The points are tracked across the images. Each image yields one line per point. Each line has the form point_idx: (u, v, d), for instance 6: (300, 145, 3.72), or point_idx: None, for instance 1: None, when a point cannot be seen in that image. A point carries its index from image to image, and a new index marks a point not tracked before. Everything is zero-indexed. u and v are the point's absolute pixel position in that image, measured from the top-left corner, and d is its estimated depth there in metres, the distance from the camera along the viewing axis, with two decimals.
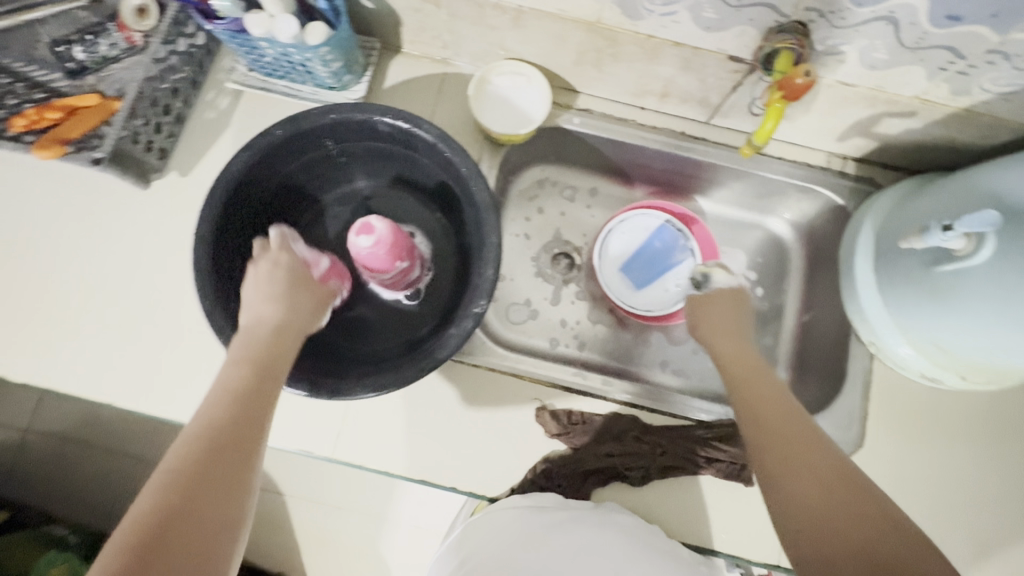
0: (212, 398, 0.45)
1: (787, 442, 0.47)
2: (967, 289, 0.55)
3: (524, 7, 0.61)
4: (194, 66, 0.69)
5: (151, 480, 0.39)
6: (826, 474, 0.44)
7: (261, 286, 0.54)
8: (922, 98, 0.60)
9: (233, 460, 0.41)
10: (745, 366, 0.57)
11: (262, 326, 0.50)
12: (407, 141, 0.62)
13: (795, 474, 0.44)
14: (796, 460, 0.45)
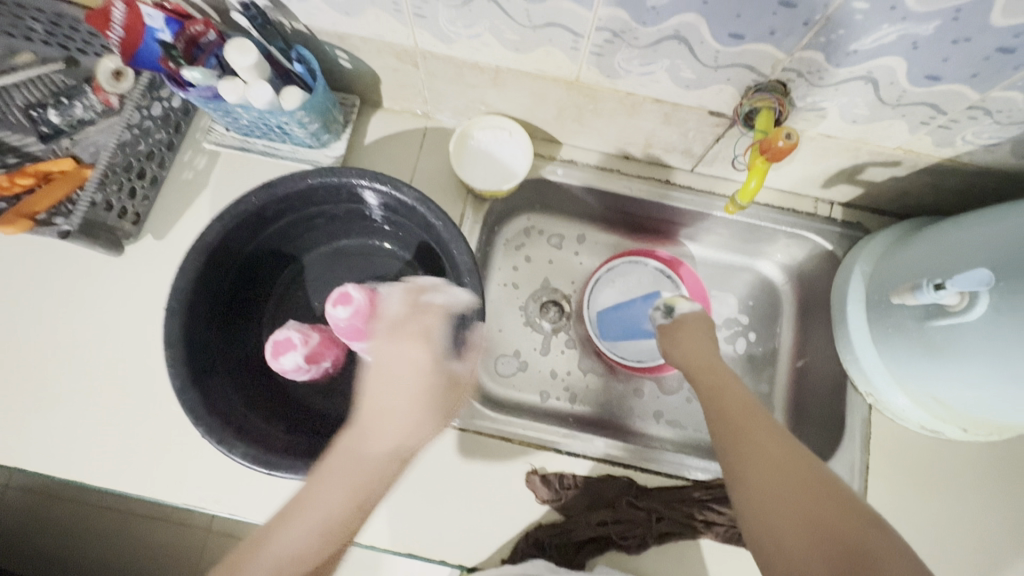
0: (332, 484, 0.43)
1: (760, 456, 0.44)
2: (965, 344, 0.53)
3: (502, 67, 0.61)
4: (170, 129, 0.68)
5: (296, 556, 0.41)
6: (802, 488, 0.41)
7: (410, 390, 0.47)
8: (905, 149, 0.59)
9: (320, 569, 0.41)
10: (716, 376, 0.55)
11: (383, 451, 0.45)
12: (385, 202, 0.61)
13: (770, 492, 0.42)
14: (768, 472, 0.43)
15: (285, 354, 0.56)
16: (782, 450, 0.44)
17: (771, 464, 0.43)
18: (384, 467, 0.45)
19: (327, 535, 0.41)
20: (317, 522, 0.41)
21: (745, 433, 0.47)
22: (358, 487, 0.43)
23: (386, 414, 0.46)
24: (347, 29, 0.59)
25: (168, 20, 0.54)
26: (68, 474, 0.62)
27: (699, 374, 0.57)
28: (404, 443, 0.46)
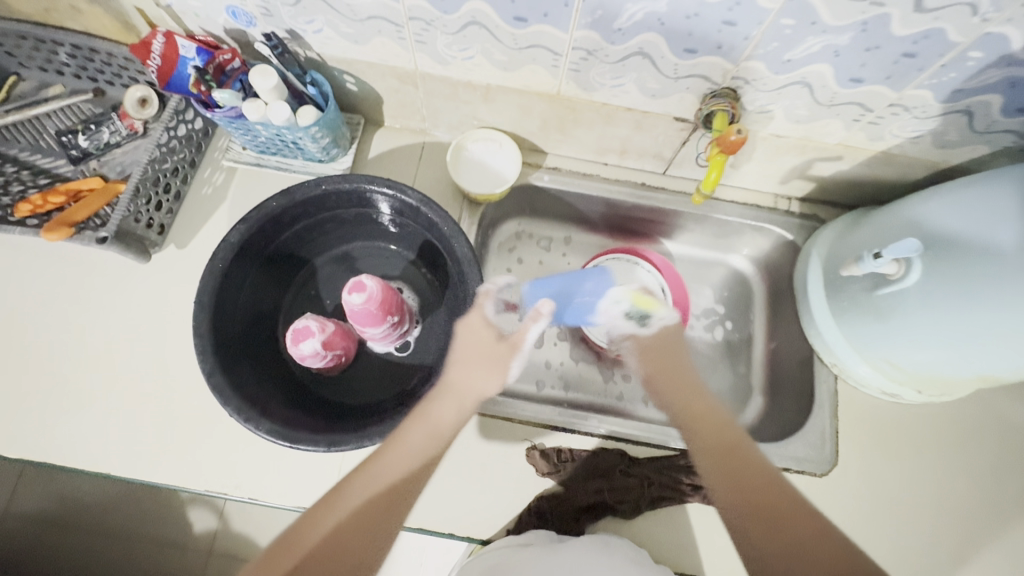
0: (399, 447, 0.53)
1: (751, 485, 0.50)
2: (907, 307, 0.62)
3: (492, 84, 0.69)
4: (192, 148, 0.75)
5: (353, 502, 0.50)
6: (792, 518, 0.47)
7: (482, 350, 0.62)
8: (845, 144, 0.69)
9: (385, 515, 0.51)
10: (688, 393, 0.60)
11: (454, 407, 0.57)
12: (392, 206, 0.68)
13: (764, 528, 0.47)
14: (760, 504, 0.48)
15: (304, 341, 0.61)
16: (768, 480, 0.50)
17: (762, 492, 0.49)
18: (451, 425, 0.57)
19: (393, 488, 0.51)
20: (401, 470, 0.52)
21: (739, 461, 0.52)
22: (418, 455, 0.53)
23: (469, 367, 0.60)
24: (355, 55, 0.68)
25: (199, 51, 0.63)
26: (98, 467, 0.66)
27: (675, 389, 0.61)
28: (474, 389, 0.60)
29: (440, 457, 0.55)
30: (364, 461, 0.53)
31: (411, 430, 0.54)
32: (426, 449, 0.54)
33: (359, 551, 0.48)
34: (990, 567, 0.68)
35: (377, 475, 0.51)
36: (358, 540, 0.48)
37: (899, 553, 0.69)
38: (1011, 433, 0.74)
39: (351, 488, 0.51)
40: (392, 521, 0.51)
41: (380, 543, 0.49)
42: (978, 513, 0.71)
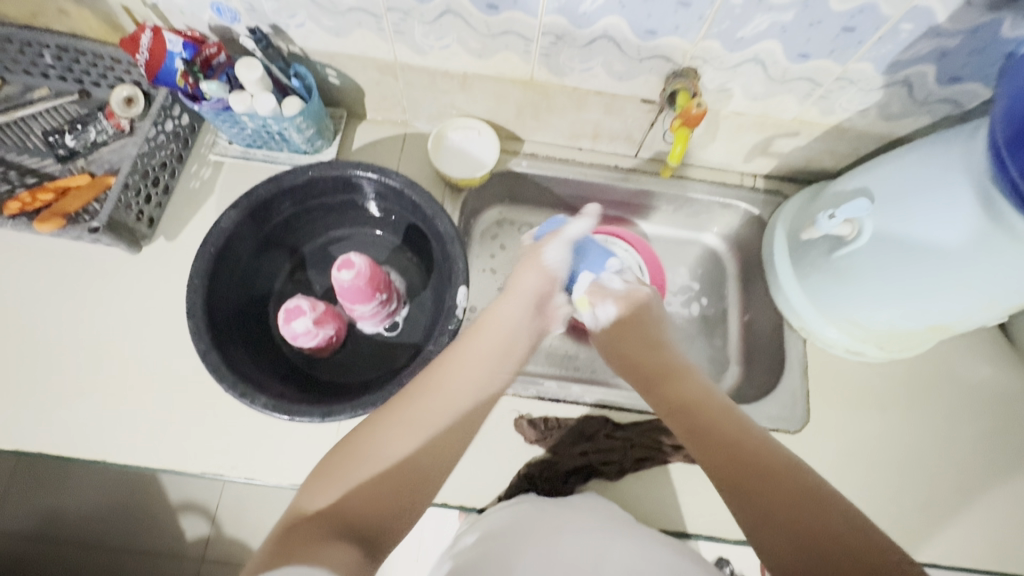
0: (467, 367, 0.55)
1: (748, 466, 0.47)
2: (862, 265, 0.67)
3: (469, 72, 0.73)
4: (179, 143, 0.77)
5: (411, 423, 0.50)
6: (792, 492, 0.44)
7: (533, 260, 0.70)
8: (800, 119, 0.74)
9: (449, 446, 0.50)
10: (667, 375, 0.58)
11: (513, 316, 0.63)
12: (377, 190, 0.71)
13: (748, 501, 0.45)
14: (759, 483, 0.45)
15: (296, 319, 0.64)
16: (765, 452, 0.47)
17: (759, 471, 0.46)
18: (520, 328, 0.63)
19: (455, 409, 0.52)
20: (474, 378, 0.55)
21: (727, 442, 0.49)
22: (484, 373, 0.56)
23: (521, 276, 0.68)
24: (337, 48, 0.71)
25: (185, 45, 0.66)
26: (94, 452, 0.67)
27: (639, 367, 0.62)
28: (534, 289, 0.67)
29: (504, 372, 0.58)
30: (432, 369, 0.55)
31: (480, 337, 0.59)
32: (492, 354, 0.58)
33: (428, 459, 0.49)
34: (954, 512, 0.73)
35: (446, 380, 0.54)
36: (432, 445, 0.49)
37: (869, 501, 0.73)
38: (968, 386, 0.79)
39: (421, 396, 0.52)
40: (465, 429, 0.52)
41: (456, 450, 0.51)
42: (940, 461, 0.75)
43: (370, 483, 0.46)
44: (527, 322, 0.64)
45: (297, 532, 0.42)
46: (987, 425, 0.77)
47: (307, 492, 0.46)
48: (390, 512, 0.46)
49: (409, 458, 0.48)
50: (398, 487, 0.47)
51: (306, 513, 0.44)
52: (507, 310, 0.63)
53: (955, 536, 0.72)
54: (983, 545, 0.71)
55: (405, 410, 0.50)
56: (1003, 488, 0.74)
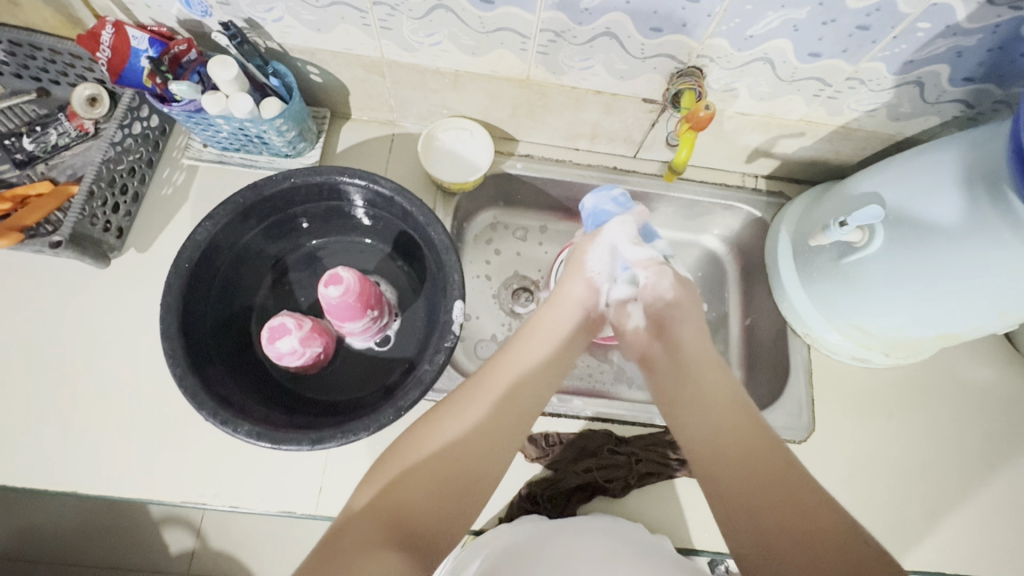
0: (522, 362, 0.58)
1: (755, 480, 0.47)
2: (872, 271, 0.64)
3: (461, 71, 0.69)
4: (149, 147, 0.72)
5: (463, 416, 0.52)
6: (771, 479, 0.47)
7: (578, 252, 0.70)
8: (806, 120, 0.71)
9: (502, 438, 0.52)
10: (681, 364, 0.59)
11: (574, 308, 0.66)
12: (365, 197, 0.66)
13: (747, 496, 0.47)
14: (739, 466, 0.48)
15: (281, 339, 0.60)
16: (770, 460, 0.48)
17: (749, 456, 0.49)
18: (568, 330, 0.64)
19: (505, 400, 0.54)
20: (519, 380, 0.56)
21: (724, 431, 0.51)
22: (538, 363, 0.59)
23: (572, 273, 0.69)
24: (319, 45, 0.66)
25: (152, 42, 0.61)
26: (64, 484, 0.62)
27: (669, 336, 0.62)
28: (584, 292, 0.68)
29: (542, 382, 0.58)
30: (474, 379, 0.56)
31: (529, 338, 0.61)
32: (536, 361, 0.59)
33: (474, 455, 0.50)
34: (959, 519, 0.72)
35: (492, 381, 0.55)
36: (475, 446, 0.50)
37: (878, 510, 0.72)
38: (972, 389, 0.78)
39: (472, 395, 0.53)
40: (507, 434, 0.52)
41: (499, 449, 0.51)
42: (947, 467, 0.74)
43: (416, 482, 0.47)
44: (573, 327, 0.65)
45: (348, 532, 0.44)
46: (992, 429, 0.76)
47: (361, 489, 0.48)
48: (440, 515, 0.46)
49: (453, 464, 0.49)
50: (444, 491, 0.47)
51: (355, 509, 0.46)
52: (554, 314, 0.65)
53: (965, 544, 0.70)
54: (991, 553, 0.70)
55: (451, 408, 0.52)
56: (1010, 493, 0.73)
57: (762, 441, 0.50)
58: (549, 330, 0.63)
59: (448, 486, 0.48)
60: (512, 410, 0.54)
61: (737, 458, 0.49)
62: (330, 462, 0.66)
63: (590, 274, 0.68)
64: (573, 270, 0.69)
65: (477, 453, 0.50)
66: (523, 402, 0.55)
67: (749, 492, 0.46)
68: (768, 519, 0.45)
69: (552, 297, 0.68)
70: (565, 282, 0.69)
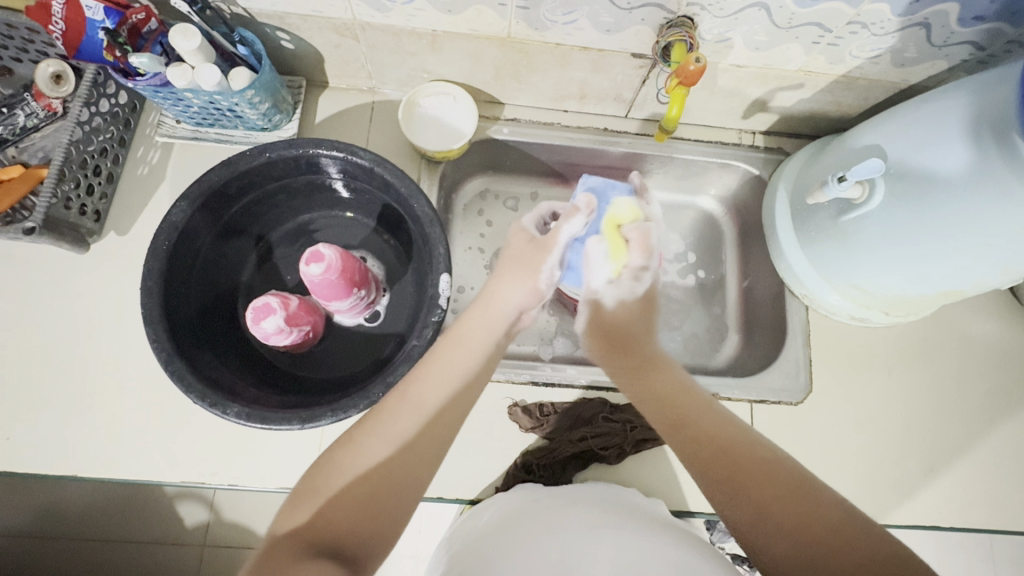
0: (443, 374, 0.54)
1: (764, 500, 0.45)
2: (871, 229, 0.62)
3: (438, 31, 0.65)
4: (119, 125, 0.69)
5: (383, 431, 0.49)
6: (791, 494, 0.45)
7: (520, 253, 0.64)
8: (806, 70, 0.68)
9: (417, 463, 0.49)
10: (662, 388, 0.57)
11: (498, 302, 0.61)
12: (343, 168, 0.64)
13: (734, 493, 0.47)
14: (737, 483, 0.47)
15: (265, 319, 0.58)
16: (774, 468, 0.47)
17: (757, 480, 0.46)
18: (495, 340, 0.60)
19: (430, 411, 0.51)
20: (444, 392, 0.52)
21: (705, 445, 0.50)
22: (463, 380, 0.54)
23: (503, 275, 0.63)
24: (286, 8, 0.62)
25: (108, 12, 0.58)
26: (66, 468, 0.63)
27: (629, 354, 0.63)
28: (518, 300, 0.62)
29: (469, 391, 0.54)
30: (398, 391, 0.52)
31: (455, 347, 0.56)
32: (457, 371, 0.54)
33: (402, 469, 0.48)
34: (955, 474, 0.72)
35: (420, 394, 0.52)
36: (400, 463, 0.48)
37: (876, 466, 0.72)
38: (973, 342, 0.77)
39: (401, 409, 0.51)
40: (433, 446, 0.50)
41: (431, 462, 0.50)
42: (945, 423, 0.74)
43: (340, 503, 0.46)
44: (494, 331, 0.60)
45: (271, 558, 0.42)
46: (993, 382, 0.76)
47: (284, 514, 0.46)
48: (366, 528, 0.45)
49: (380, 478, 0.47)
50: (370, 503, 0.46)
51: (280, 534, 0.44)
52: (475, 323, 0.60)
53: (960, 496, 0.71)
54: (986, 505, 0.71)
55: (378, 426, 0.49)
56: (1008, 446, 0.73)
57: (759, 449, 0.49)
58: (472, 338, 0.58)
59: (371, 505, 0.46)
60: (440, 422, 0.51)
61: (733, 470, 0.48)
62: (325, 439, 0.66)
63: (534, 278, 0.63)
64: (501, 274, 0.63)
65: (402, 471, 0.48)
66: (452, 409, 0.52)
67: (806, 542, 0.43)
68: (772, 507, 0.45)
69: (481, 301, 0.61)
70: (501, 282, 0.62)
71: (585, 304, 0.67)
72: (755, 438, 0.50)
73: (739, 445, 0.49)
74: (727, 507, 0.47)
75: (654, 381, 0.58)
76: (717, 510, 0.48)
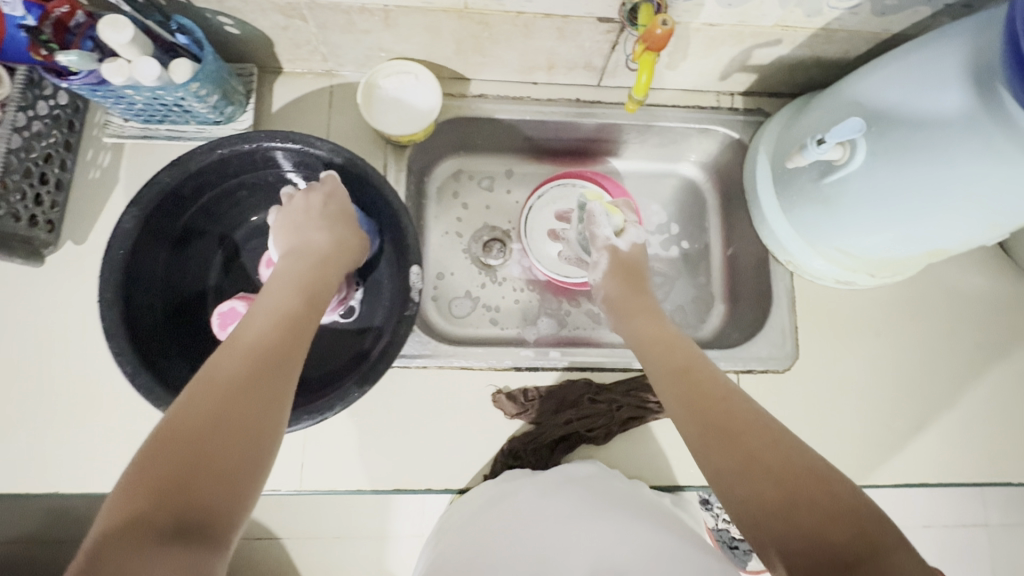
0: (267, 314, 0.47)
1: (755, 461, 0.43)
2: (852, 192, 0.60)
3: (390, 6, 0.61)
4: (62, 128, 0.65)
5: (208, 376, 0.41)
6: (767, 452, 0.43)
7: (307, 213, 0.57)
8: (782, 25, 0.64)
9: (263, 398, 0.41)
10: (667, 350, 0.56)
11: (312, 247, 0.55)
12: (302, 160, 0.61)
13: (718, 445, 0.45)
14: (719, 437, 0.45)
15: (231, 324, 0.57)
16: (753, 426, 0.45)
17: (739, 434, 0.45)
18: (321, 278, 0.53)
19: (261, 345, 0.44)
20: (267, 327, 0.45)
21: (696, 393, 0.50)
22: (291, 313, 0.47)
23: (295, 230, 0.56)
24: None
25: (28, 6, 0.53)
26: (48, 484, 0.63)
27: (633, 316, 0.62)
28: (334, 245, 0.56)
29: (301, 331, 0.47)
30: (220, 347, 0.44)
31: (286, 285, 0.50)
32: (286, 311, 0.47)
33: (240, 411, 0.40)
34: (944, 431, 0.72)
35: (246, 337, 0.44)
36: (228, 404, 0.40)
37: (865, 429, 0.72)
38: (959, 297, 0.76)
39: (231, 352, 0.43)
40: (270, 385, 0.42)
41: (269, 401, 0.41)
42: (933, 380, 0.74)
43: (163, 465, 0.36)
44: (327, 279, 0.53)
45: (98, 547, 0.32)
46: (980, 336, 0.75)
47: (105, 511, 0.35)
48: (201, 486, 0.36)
49: (216, 423, 0.38)
50: (204, 455, 0.37)
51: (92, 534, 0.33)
52: (304, 267, 0.53)
53: (946, 451, 0.71)
54: (974, 460, 0.71)
55: (202, 379, 0.41)
56: (993, 399, 0.73)
57: (744, 411, 0.47)
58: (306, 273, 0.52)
59: (205, 454, 0.37)
60: (279, 357, 0.44)
61: (720, 428, 0.46)
62: (308, 439, 0.66)
63: (321, 231, 0.56)
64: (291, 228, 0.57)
65: (242, 413, 0.40)
66: (286, 343, 0.45)
67: (784, 502, 0.40)
68: (751, 465, 0.43)
69: (303, 247, 0.55)
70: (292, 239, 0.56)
71: (601, 253, 0.70)
72: (743, 401, 0.48)
73: (730, 405, 0.48)
74: (704, 461, 0.46)
75: (657, 339, 0.58)
76: (702, 466, 0.46)
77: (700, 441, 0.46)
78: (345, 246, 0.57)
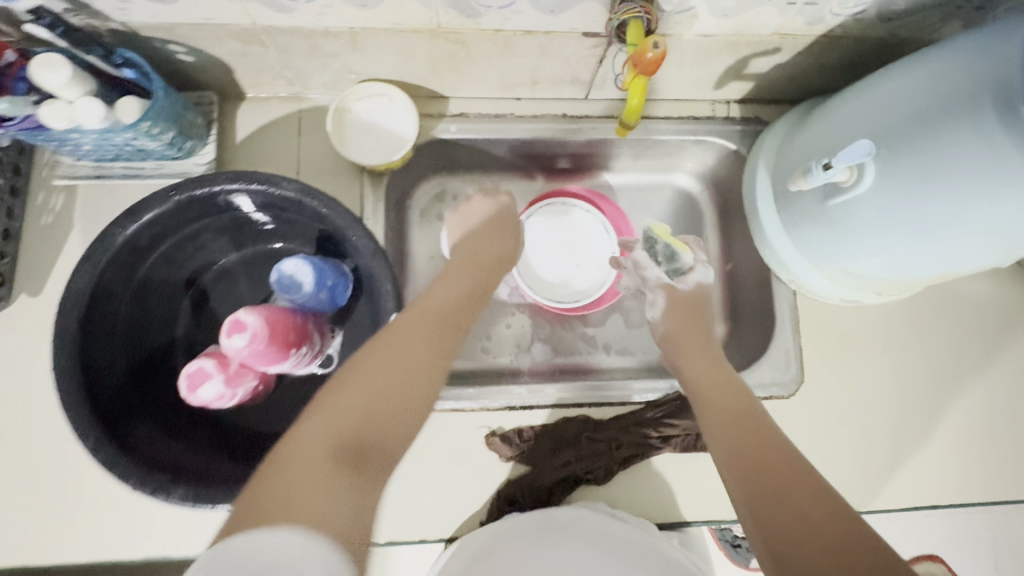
0: (420, 331, 0.50)
1: (799, 518, 0.41)
2: (860, 216, 0.56)
3: (356, 29, 0.56)
4: (5, 173, 0.61)
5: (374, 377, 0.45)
6: (816, 511, 0.41)
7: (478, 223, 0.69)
8: (781, 34, 0.60)
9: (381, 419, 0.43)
10: (727, 394, 0.55)
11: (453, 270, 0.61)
12: (269, 201, 0.56)
13: (762, 494, 0.44)
14: (762, 482, 0.45)
15: (200, 386, 0.52)
16: (802, 486, 0.43)
17: (785, 487, 0.44)
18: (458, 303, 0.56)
19: (414, 364, 0.48)
20: (408, 352, 0.48)
21: (748, 438, 0.49)
22: (431, 336, 0.50)
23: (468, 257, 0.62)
24: (170, 19, 0.53)
25: None
26: (16, 558, 0.59)
27: (688, 351, 0.62)
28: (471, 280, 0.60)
29: (432, 364, 0.49)
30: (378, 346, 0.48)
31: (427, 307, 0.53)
32: (425, 337, 0.50)
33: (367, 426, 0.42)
34: (955, 451, 0.69)
35: (402, 351, 0.48)
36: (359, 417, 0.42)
37: (874, 453, 0.69)
38: (966, 309, 0.73)
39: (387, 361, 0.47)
40: (396, 410, 0.45)
41: (387, 420, 0.43)
42: (942, 397, 0.71)
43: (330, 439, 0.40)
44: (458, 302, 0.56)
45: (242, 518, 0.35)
46: (988, 349, 0.72)
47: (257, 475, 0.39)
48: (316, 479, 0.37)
49: (359, 435, 0.41)
50: (345, 452, 0.40)
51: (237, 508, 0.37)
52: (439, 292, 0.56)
53: (959, 471, 0.69)
54: (986, 479, 0.69)
55: (355, 379, 0.45)
56: (1005, 415, 0.71)
57: (795, 463, 0.45)
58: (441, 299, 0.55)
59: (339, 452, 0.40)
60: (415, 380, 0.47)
61: (764, 473, 0.45)
62: None
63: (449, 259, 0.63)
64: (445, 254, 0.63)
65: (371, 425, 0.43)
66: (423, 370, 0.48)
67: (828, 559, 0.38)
68: (792, 517, 0.41)
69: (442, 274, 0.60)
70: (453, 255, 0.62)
71: (658, 293, 0.70)
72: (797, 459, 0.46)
73: (780, 459, 0.46)
74: (744, 502, 0.45)
75: (719, 382, 0.57)
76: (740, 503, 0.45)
77: (746, 490, 0.45)
78: (469, 278, 0.61)
